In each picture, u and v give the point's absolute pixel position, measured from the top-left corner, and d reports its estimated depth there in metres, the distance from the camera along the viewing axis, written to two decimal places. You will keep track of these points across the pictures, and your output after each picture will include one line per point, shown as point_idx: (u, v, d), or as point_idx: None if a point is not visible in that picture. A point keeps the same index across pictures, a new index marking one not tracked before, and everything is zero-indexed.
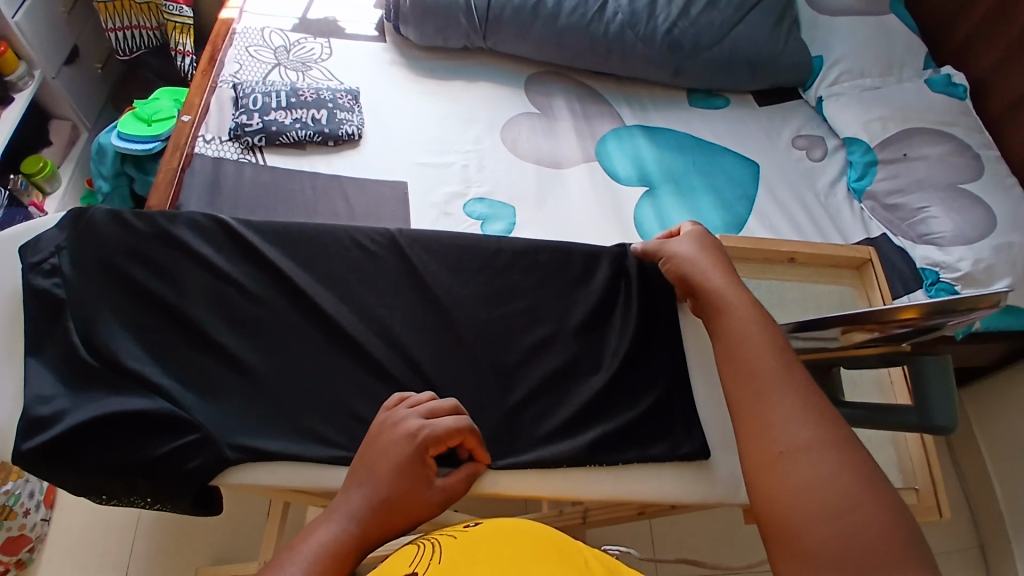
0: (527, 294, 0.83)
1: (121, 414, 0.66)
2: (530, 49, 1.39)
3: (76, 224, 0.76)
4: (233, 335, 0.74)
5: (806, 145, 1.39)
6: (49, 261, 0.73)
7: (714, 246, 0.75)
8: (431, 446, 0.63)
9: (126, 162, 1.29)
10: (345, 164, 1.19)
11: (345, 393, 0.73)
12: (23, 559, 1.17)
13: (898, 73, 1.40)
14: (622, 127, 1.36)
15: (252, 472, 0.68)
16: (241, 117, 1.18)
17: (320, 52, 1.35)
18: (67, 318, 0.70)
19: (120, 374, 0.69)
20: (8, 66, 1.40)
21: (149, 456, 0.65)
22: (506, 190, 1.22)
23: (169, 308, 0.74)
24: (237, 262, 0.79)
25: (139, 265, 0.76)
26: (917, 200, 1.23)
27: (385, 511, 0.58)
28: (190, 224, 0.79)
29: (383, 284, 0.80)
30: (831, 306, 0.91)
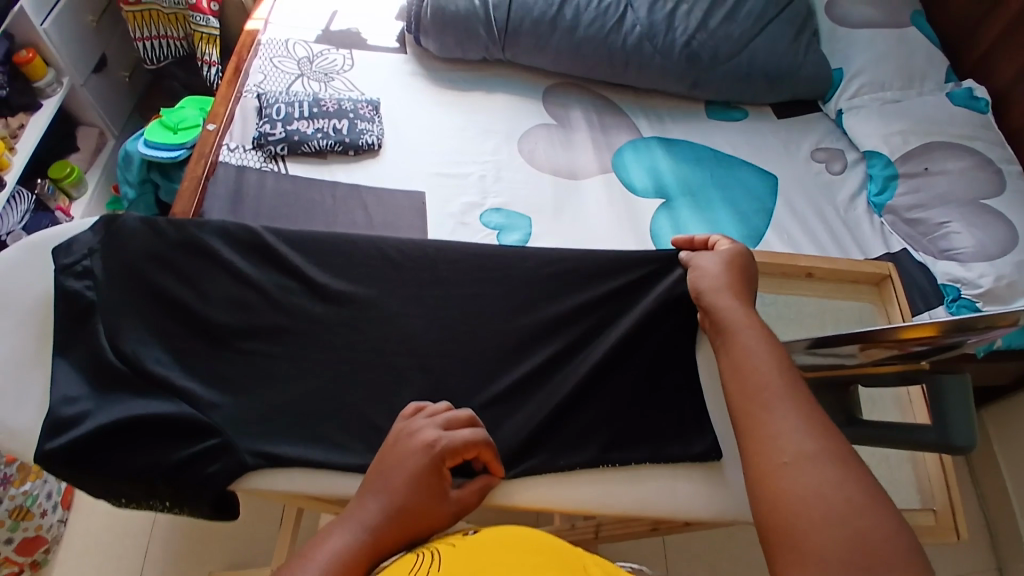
0: (543, 304, 0.83)
1: (145, 418, 0.67)
2: (549, 61, 1.40)
3: (108, 229, 0.78)
4: (252, 340, 0.75)
5: (826, 157, 1.38)
6: (81, 264, 0.75)
7: (742, 264, 0.75)
8: (448, 457, 0.63)
9: (151, 169, 1.32)
10: (365, 173, 1.21)
11: (360, 400, 0.74)
12: (38, 560, 1.20)
13: (919, 86, 1.38)
14: (639, 139, 1.37)
15: (269, 478, 0.69)
16: (265, 126, 1.21)
17: (342, 63, 1.37)
18: (95, 321, 0.72)
19: (143, 377, 0.70)
20: (37, 73, 1.43)
21: (171, 459, 0.67)
22: (522, 201, 1.23)
23: (191, 314, 0.76)
24: (258, 268, 0.80)
25: (166, 271, 0.78)
26: (939, 215, 1.22)
27: (401, 519, 0.58)
28: (217, 231, 0.81)
29: (399, 292, 0.81)
30: (849, 321, 0.90)
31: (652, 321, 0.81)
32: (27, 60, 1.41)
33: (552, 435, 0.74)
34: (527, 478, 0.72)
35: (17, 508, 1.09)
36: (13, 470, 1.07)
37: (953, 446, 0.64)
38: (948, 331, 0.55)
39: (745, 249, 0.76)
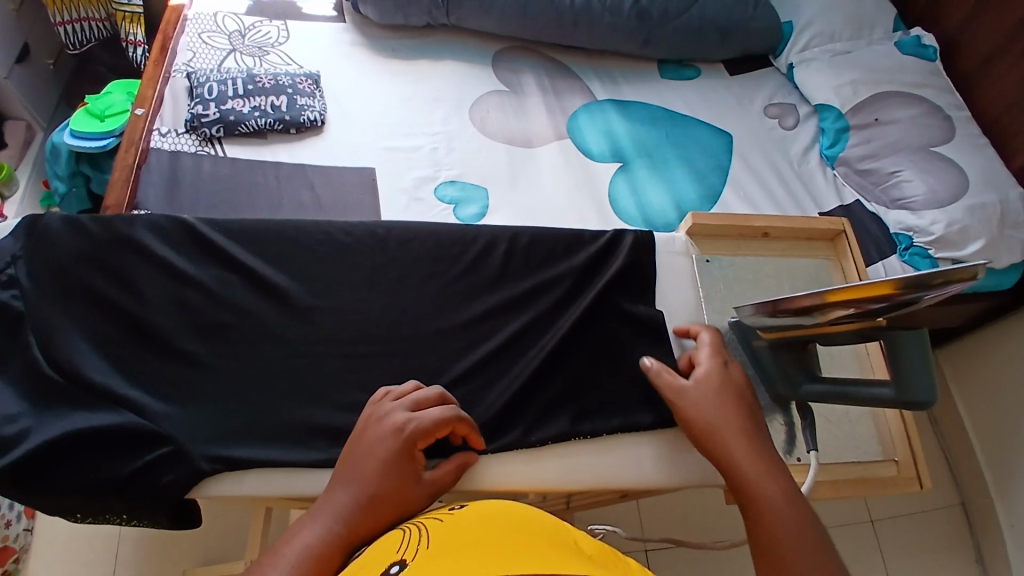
0: (505, 282, 0.81)
1: (86, 432, 0.63)
2: (495, 24, 1.34)
3: (31, 232, 0.72)
4: (197, 341, 0.71)
5: (778, 113, 1.38)
6: (5, 272, 0.69)
7: (734, 388, 0.68)
8: (420, 439, 0.61)
9: (81, 161, 1.23)
10: (309, 151, 1.15)
11: (320, 391, 0.71)
12: (10, 571, 1.16)
13: (867, 37, 1.40)
14: (593, 102, 1.34)
15: (228, 483, 0.65)
16: (196, 107, 1.13)
17: (277, 35, 1.29)
18: (27, 332, 0.67)
19: (84, 389, 0.66)
20: None
21: (122, 472, 0.63)
22: (477, 171, 1.19)
23: (132, 317, 0.71)
24: (199, 263, 0.75)
25: (98, 272, 0.72)
26: (890, 165, 1.23)
27: (374, 506, 0.56)
28: (152, 227, 0.76)
29: (352, 276, 0.77)
30: (806, 279, 0.89)
31: (612, 295, 0.81)
32: None
33: (522, 414, 0.73)
34: (497, 456, 0.71)
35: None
36: None
37: (914, 401, 0.65)
38: (906, 288, 0.55)
39: (728, 365, 0.70)
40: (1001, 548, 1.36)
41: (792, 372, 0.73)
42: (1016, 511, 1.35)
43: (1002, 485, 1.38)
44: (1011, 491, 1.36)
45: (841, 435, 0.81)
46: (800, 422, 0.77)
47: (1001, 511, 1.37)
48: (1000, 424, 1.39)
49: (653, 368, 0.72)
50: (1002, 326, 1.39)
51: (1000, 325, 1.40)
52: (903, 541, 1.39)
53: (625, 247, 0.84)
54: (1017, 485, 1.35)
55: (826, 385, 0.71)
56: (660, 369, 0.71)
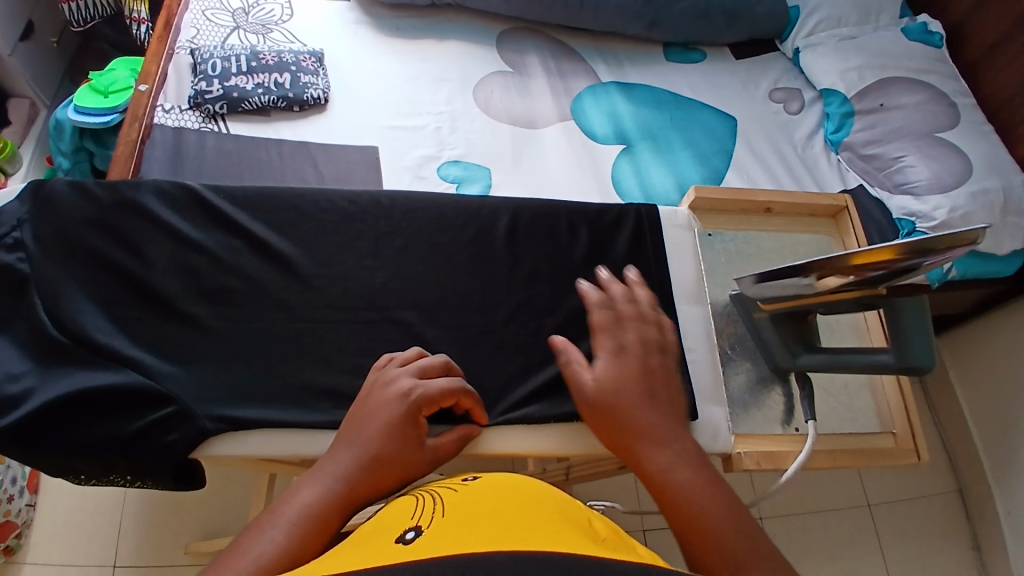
0: (508, 255, 0.80)
1: (93, 391, 0.64)
2: (500, 4, 1.33)
3: (36, 197, 0.72)
4: (202, 306, 0.71)
5: (783, 97, 1.38)
6: (11, 235, 0.69)
7: (635, 352, 0.64)
8: (424, 405, 0.62)
9: (85, 137, 1.23)
10: (313, 129, 1.15)
11: (324, 358, 0.71)
12: (12, 546, 1.18)
13: (874, 21, 1.39)
14: (597, 84, 1.33)
15: (230, 444, 0.66)
16: (200, 83, 1.13)
17: (281, 13, 1.29)
18: (32, 293, 0.67)
19: (90, 351, 0.66)
20: None
21: (128, 430, 0.64)
22: (480, 151, 1.19)
23: (137, 282, 0.71)
24: (205, 230, 0.75)
25: (105, 237, 0.73)
26: (894, 150, 1.23)
27: (375, 469, 0.56)
28: (158, 192, 0.76)
29: (356, 246, 0.77)
30: (809, 254, 0.89)
31: (616, 268, 0.81)
32: None
33: (524, 384, 0.73)
34: (501, 429, 0.71)
35: None
36: None
37: (911, 367, 0.66)
38: (907, 253, 0.56)
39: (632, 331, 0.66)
40: (996, 531, 1.37)
41: (791, 343, 0.73)
42: (1010, 495, 1.36)
43: (999, 469, 1.39)
44: (1006, 476, 1.37)
45: (839, 407, 0.81)
46: (798, 393, 0.78)
47: (997, 496, 1.39)
48: (999, 411, 1.40)
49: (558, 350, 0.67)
50: (1003, 313, 1.39)
51: (1000, 311, 1.40)
52: (899, 523, 1.41)
53: (628, 223, 0.84)
54: (1014, 471, 1.36)
55: (823, 355, 0.71)
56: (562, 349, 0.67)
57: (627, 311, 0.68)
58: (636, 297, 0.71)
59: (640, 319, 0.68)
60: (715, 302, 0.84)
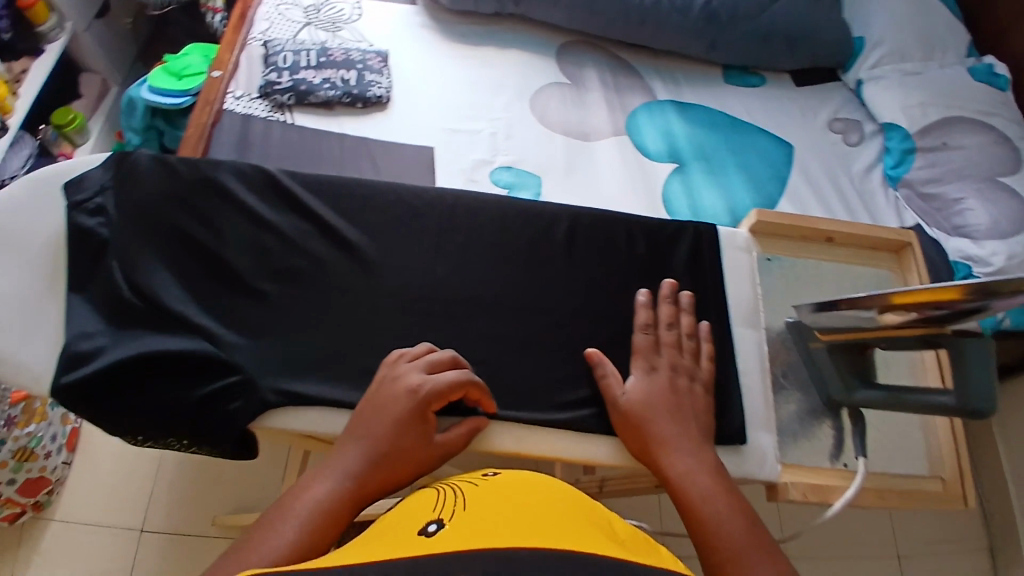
0: (559, 262, 0.81)
1: (162, 355, 0.66)
2: (562, 17, 1.34)
3: (120, 166, 0.76)
4: (262, 286, 0.73)
5: (843, 128, 1.35)
6: (93, 200, 0.73)
7: (668, 376, 0.71)
8: (433, 401, 0.64)
9: (156, 116, 1.28)
10: (373, 126, 1.19)
11: (373, 348, 0.72)
12: (41, 502, 1.26)
13: (940, 58, 1.36)
14: (653, 102, 1.33)
15: (285, 419, 0.68)
16: (271, 74, 1.18)
17: (351, 12, 1.33)
18: (110, 258, 0.70)
19: (163, 317, 0.69)
20: (40, 17, 1.48)
21: (192, 397, 0.66)
22: (534, 159, 1.21)
23: (209, 256, 0.74)
24: (271, 211, 0.78)
25: (182, 211, 0.75)
26: (954, 191, 1.21)
27: (382, 462, 0.59)
28: (233, 172, 0.79)
29: (411, 240, 0.79)
30: (866, 288, 0.87)
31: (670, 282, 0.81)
32: (31, 5, 1.44)
33: (569, 392, 0.74)
34: (553, 432, 0.71)
35: (22, 448, 1.16)
36: (18, 411, 1.14)
37: (971, 410, 0.64)
38: (975, 295, 0.54)
39: (663, 357, 0.73)
40: None
41: (846, 374, 0.72)
42: None
43: None
44: None
45: (886, 445, 0.80)
46: (849, 428, 0.77)
47: None
48: None
49: (596, 363, 0.73)
50: None
51: None
52: (928, 572, 1.36)
53: (684, 240, 0.84)
54: None
55: (881, 392, 0.70)
56: (601, 363, 0.73)
57: (666, 336, 0.75)
58: (676, 321, 0.76)
59: (676, 346, 0.74)
60: (769, 328, 0.83)
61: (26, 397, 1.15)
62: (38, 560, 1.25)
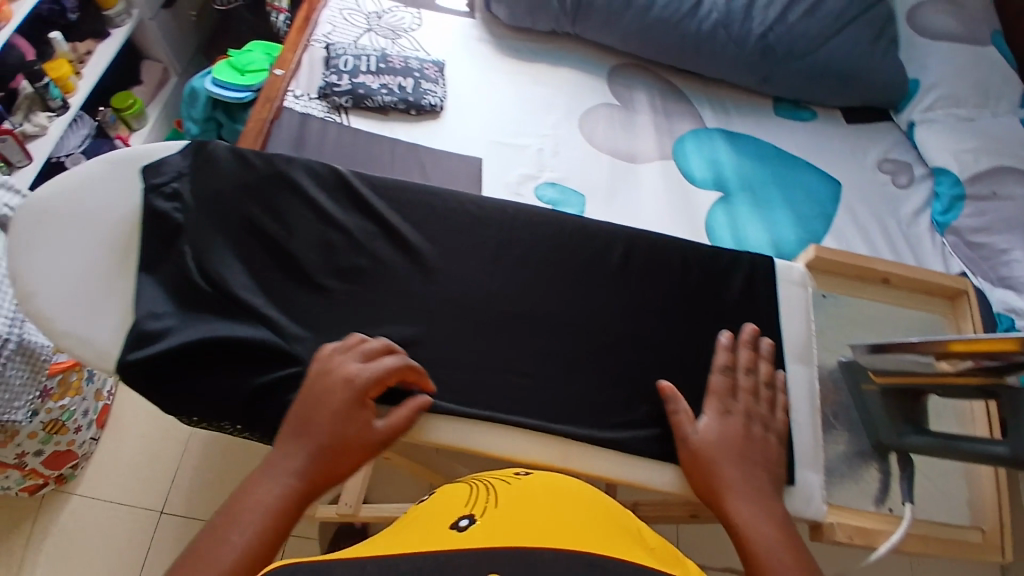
0: (609, 281, 0.81)
1: (226, 341, 0.69)
2: (617, 40, 1.35)
3: (198, 153, 0.78)
4: (320, 281, 0.75)
5: (892, 169, 1.34)
6: (169, 185, 0.75)
7: (744, 422, 0.69)
8: (370, 388, 0.64)
9: (217, 108, 1.33)
10: (425, 134, 1.21)
11: (422, 351, 0.73)
12: (65, 475, 1.31)
13: (993, 106, 1.34)
14: (702, 129, 1.34)
15: None
16: (331, 76, 1.21)
17: (411, 22, 1.36)
18: (183, 243, 0.73)
19: (230, 303, 0.72)
20: (108, 2, 1.56)
21: (251, 384, 0.68)
22: (580, 178, 1.22)
23: (275, 247, 0.76)
24: (334, 209, 0.80)
25: (253, 202, 0.78)
26: (1002, 242, 1.18)
27: (326, 454, 0.59)
28: (300, 169, 0.81)
29: (465, 248, 0.80)
30: (919, 332, 0.86)
31: (722, 310, 0.81)
32: None
33: (615, 413, 0.74)
34: (599, 450, 0.71)
35: (52, 421, 1.20)
36: (54, 383, 1.17)
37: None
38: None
39: (738, 403, 0.71)
40: None
41: (896, 418, 0.73)
42: None
43: None
44: None
45: (929, 491, 0.78)
46: (896, 473, 0.76)
47: None
48: None
49: (671, 400, 0.72)
50: None
51: None
52: None
53: (738, 269, 0.84)
54: None
55: (932, 438, 0.70)
56: (675, 401, 0.71)
57: (743, 381, 0.74)
58: (755, 367, 0.75)
59: (753, 393, 0.73)
60: (822, 366, 0.82)
61: (64, 371, 1.18)
62: (56, 531, 1.28)
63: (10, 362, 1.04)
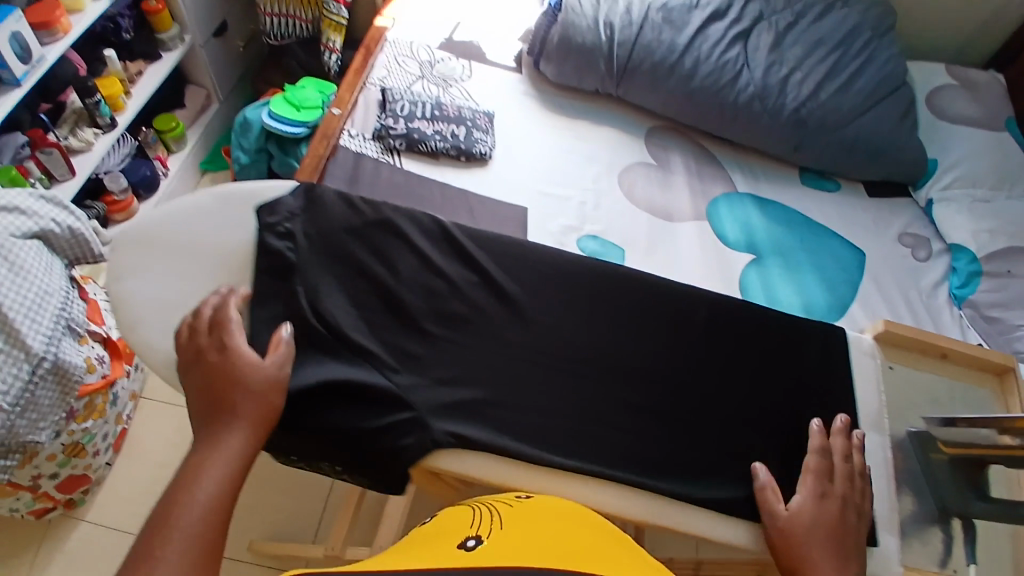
0: (681, 339, 0.84)
1: (332, 383, 0.72)
2: (658, 103, 1.42)
3: (308, 196, 0.84)
4: (418, 323, 0.78)
5: (911, 244, 1.39)
6: (282, 225, 0.81)
7: (841, 509, 0.71)
8: (239, 346, 0.68)
9: (270, 139, 1.36)
10: (473, 180, 1.26)
11: (511, 397, 0.76)
12: (73, 500, 1.27)
13: (1009, 189, 1.41)
14: (734, 193, 1.39)
15: (448, 460, 0.72)
16: (387, 120, 1.26)
17: (461, 72, 1.43)
18: (295, 282, 0.77)
19: (339, 342, 0.75)
20: (162, 26, 1.58)
21: (358, 427, 0.71)
22: (619, 231, 1.26)
23: (380, 289, 0.80)
24: (430, 253, 0.84)
25: (362, 245, 0.83)
26: (1016, 318, 1.26)
27: (231, 417, 0.63)
28: (399, 212, 0.86)
29: (543, 297, 0.83)
30: (974, 407, 0.90)
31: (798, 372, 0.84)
32: (156, 11, 1.56)
33: (693, 472, 0.76)
34: (681, 506, 0.74)
35: (74, 443, 1.18)
36: (80, 406, 1.16)
37: None
38: None
39: (836, 489, 0.73)
40: None
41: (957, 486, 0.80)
42: None
43: None
44: None
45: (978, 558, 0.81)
46: (959, 538, 0.81)
47: None
48: None
49: (766, 482, 0.74)
50: None
51: None
52: None
53: (805, 333, 0.87)
54: None
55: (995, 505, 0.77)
56: (768, 483, 0.74)
57: (839, 465, 0.75)
58: (851, 452, 0.77)
59: (847, 476, 0.74)
60: (891, 436, 0.86)
61: (91, 394, 1.17)
62: (61, 558, 1.25)
63: (41, 382, 1.03)
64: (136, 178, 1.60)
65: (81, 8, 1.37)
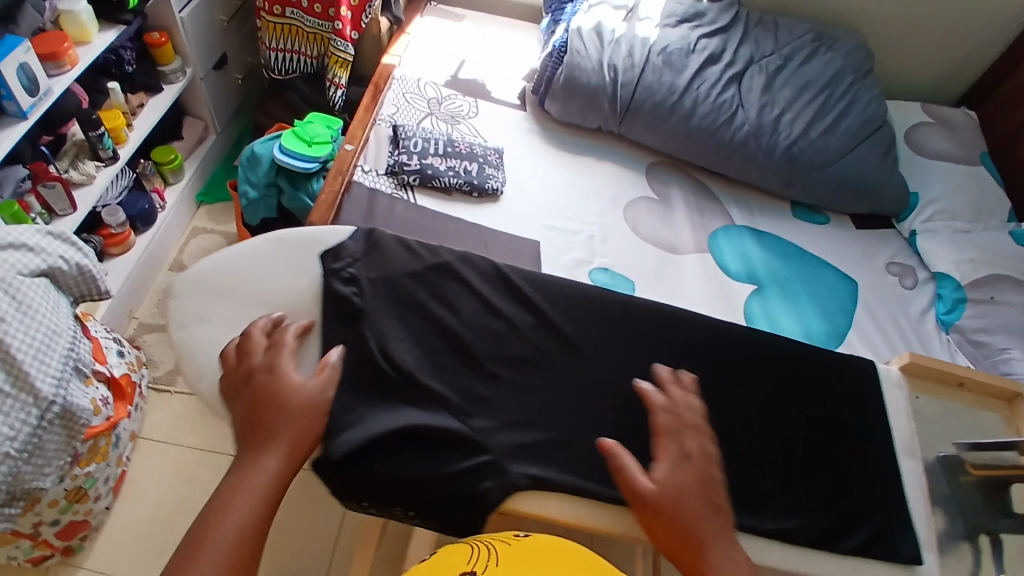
0: (702, 368, 0.92)
1: (418, 428, 0.79)
2: (658, 140, 1.49)
3: (368, 239, 0.94)
4: (477, 361, 0.87)
5: (898, 273, 1.46)
6: (345, 270, 0.90)
7: (699, 464, 0.74)
8: (283, 366, 0.75)
9: (279, 174, 1.37)
10: (486, 215, 1.28)
11: (567, 425, 0.85)
12: (72, 546, 1.22)
13: (986, 221, 1.50)
14: (732, 227, 1.45)
15: (533, 501, 0.79)
16: (401, 156, 1.28)
17: (468, 109, 1.46)
18: (363, 326, 0.85)
19: (411, 384, 0.83)
20: (165, 58, 1.59)
21: (445, 473, 0.78)
22: (628, 265, 1.30)
23: (447, 331, 0.88)
24: (483, 294, 0.93)
25: (423, 288, 0.91)
26: (1002, 341, 1.32)
27: (276, 433, 0.69)
28: (454, 256, 0.96)
29: (591, 337, 0.92)
30: (987, 430, 1.01)
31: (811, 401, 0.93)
32: (159, 44, 1.55)
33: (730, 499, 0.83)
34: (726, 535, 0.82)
35: (76, 488, 1.14)
36: (85, 449, 1.12)
37: None
38: None
39: (691, 444, 0.76)
40: None
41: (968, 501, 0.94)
42: None
43: None
44: None
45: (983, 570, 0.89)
46: (987, 551, 0.91)
47: None
48: None
49: (614, 448, 0.74)
50: None
51: None
52: None
53: (811, 359, 0.96)
54: None
55: None
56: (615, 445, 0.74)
57: (686, 418, 0.79)
58: (689, 401, 0.81)
59: (695, 428, 0.78)
60: (925, 461, 0.97)
61: (94, 437, 1.13)
62: None
63: (49, 428, 0.98)
64: (134, 211, 1.57)
65: (87, 40, 1.37)
